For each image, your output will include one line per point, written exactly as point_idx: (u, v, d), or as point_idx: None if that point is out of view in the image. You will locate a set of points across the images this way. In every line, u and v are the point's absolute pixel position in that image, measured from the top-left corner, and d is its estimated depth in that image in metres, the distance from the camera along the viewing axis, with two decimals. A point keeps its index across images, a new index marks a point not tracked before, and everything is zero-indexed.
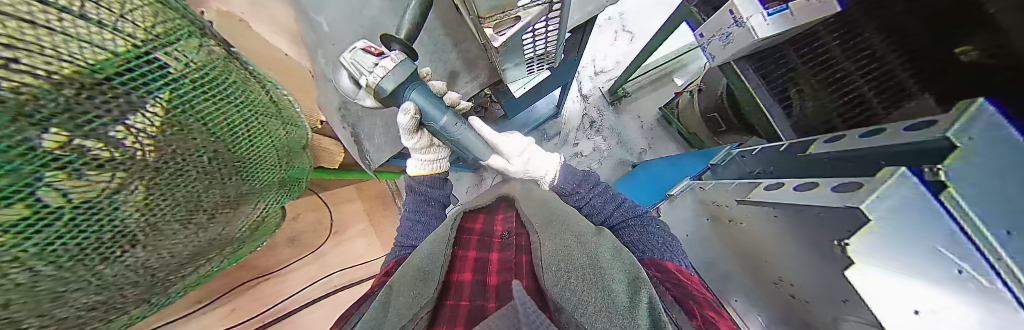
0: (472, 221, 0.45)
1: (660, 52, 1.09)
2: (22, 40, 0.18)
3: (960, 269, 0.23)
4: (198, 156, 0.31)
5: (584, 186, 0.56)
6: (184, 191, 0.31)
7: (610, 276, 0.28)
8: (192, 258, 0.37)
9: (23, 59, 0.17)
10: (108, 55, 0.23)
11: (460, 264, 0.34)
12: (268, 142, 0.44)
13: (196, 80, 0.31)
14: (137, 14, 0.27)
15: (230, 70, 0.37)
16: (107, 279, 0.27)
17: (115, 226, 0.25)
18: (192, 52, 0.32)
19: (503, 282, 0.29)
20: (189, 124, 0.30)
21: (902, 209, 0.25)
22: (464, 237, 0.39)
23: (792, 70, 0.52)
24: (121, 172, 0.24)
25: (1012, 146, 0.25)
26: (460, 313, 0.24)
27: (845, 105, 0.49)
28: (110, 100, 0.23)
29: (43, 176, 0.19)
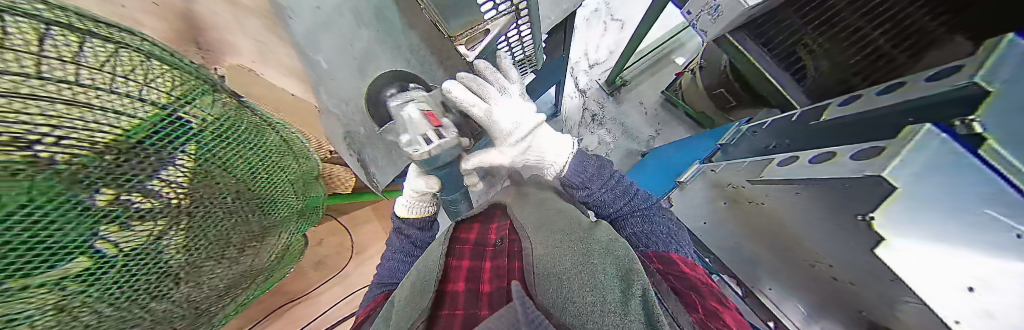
0: (464, 231, 0.44)
1: (654, 35, 1.10)
2: (66, 119, 0.21)
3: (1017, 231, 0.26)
4: (223, 197, 0.35)
5: (591, 178, 0.54)
6: (216, 230, 0.34)
7: (600, 271, 0.26)
8: (228, 289, 0.41)
9: (69, 135, 0.21)
10: (137, 121, 0.27)
11: (452, 273, 0.31)
12: (282, 177, 0.47)
13: (213, 131, 0.35)
14: (159, 82, 0.32)
15: (242, 118, 0.42)
16: (156, 314, 0.30)
17: (159, 267, 0.28)
18: (208, 107, 0.37)
19: (496, 288, 0.27)
20: (212, 170, 0.34)
21: (924, 173, 0.31)
22: (456, 247, 0.38)
23: (798, 35, 0.62)
24: (161, 221, 0.27)
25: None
26: (457, 321, 0.20)
27: (867, 59, 0.56)
28: (145, 159, 0.26)
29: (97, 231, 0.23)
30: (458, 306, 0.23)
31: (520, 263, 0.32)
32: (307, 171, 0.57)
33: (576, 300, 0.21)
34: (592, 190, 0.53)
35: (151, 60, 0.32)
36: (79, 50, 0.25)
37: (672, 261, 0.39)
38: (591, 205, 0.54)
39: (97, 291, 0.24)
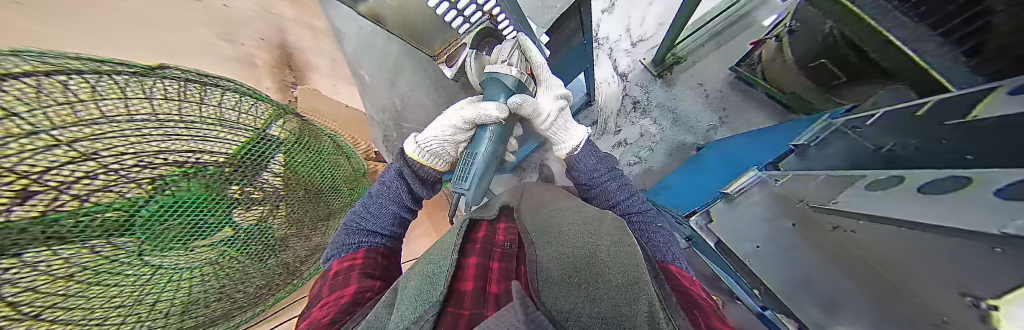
0: (475, 229, 0.42)
1: None
2: (191, 142, 0.35)
3: None
4: (300, 190, 0.50)
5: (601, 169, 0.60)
6: (296, 213, 0.50)
7: (609, 282, 0.23)
8: (309, 255, 0.59)
9: (191, 153, 0.35)
10: (244, 139, 0.42)
11: (461, 270, 0.30)
12: (338, 175, 0.62)
13: (287, 145, 0.49)
14: (261, 110, 0.47)
15: (306, 132, 0.55)
16: (263, 271, 0.47)
17: (261, 236, 0.44)
18: (289, 123, 0.52)
19: (503, 291, 0.25)
20: (293, 171, 0.49)
21: None
22: (466, 246, 0.36)
23: None
24: (258, 206, 0.43)
25: None
26: (461, 322, 0.20)
27: None
28: (250, 166, 0.41)
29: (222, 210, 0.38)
30: (464, 306, 0.22)
31: (526, 267, 0.32)
32: (358, 169, 0.71)
33: (574, 301, 0.21)
34: (598, 181, 0.58)
35: (249, 97, 0.45)
36: (205, 93, 0.39)
37: (682, 275, 0.35)
38: (595, 201, 0.58)
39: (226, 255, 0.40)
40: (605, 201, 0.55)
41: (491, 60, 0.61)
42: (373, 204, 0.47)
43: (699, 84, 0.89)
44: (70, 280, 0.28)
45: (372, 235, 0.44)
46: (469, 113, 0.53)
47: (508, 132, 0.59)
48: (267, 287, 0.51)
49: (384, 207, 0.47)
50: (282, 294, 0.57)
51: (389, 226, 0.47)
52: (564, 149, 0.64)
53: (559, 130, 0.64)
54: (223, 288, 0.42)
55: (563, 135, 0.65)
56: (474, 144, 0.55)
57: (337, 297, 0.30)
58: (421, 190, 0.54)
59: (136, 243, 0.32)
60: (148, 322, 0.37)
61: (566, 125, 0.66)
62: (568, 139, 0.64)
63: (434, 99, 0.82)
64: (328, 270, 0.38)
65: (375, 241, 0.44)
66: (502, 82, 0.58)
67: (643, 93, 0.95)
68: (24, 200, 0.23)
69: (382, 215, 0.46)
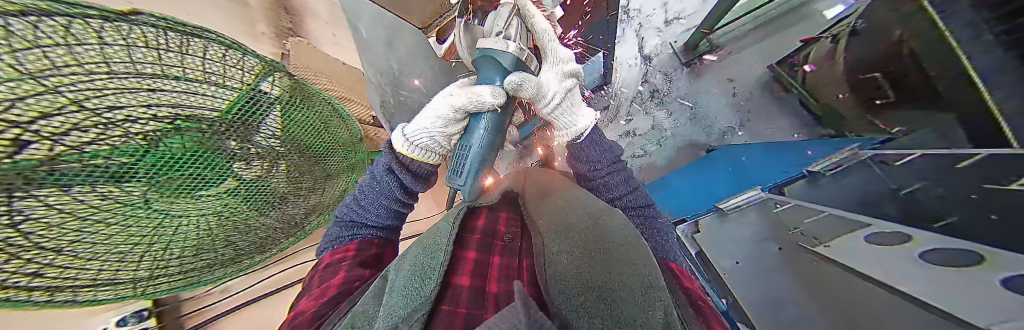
0: (475, 216, 0.44)
1: None
2: (180, 100, 0.34)
3: None
4: (299, 150, 0.51)
5: (605, 155, 0.59)
6: (297, 172, 0.52)
7: (615, 284, 0.24)
8: (309, 213, 0.62)
9: (185, 109, 0.35)
10: (238, 94, 0.41)
11: (459, 265, 0.31)
12: (332, 137, 0.60)
13: (279, 105, 0.47)
14: (251, 66, 0.45)
15: (295, 91, 0.53)
16: (262, 225, 0.50)
17: (265, 192, 0.46)
18: (282, 80, 0.50)
19: (503, 291, 0.26)
20: (292, 131, 0.49)
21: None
22: (466, 237, 0.37)
23: None
24: (261, 163, 0.44)
25: None
26: (458, 322, 0.21)
27: None
28: (247, 124, 0.41)
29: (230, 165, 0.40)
30: (461, 304, 0.23)
31: (527, 263, 0.33)
32: (352, 132, 0.69)
33: (586, 299, 0.21)
34: (600, 168, 0.57)
35: (234, 51, 0.42)
36: (190, 45, 0.36)
37: (689, 281, 0.34)
38: (597, 189, 0.57)
39: (227, 209, 0.42)
40: (608, 189, 0.55)
41: (486, 33, 0.56)
42: (361, 199, 0.48)
43: (729, 79, 0.80)
44: (85, 221, 0.30)
45: (366, 228, 0.47)
46: (462, 100, 0.51)
47: (506, 118, 0.57)
48: (269, 237, 0.55)
49: (377, 203, 0.47)
50: (285, 244, 0.63)
51: (382, 218, 0.48)
52: (569, 132, 0.60)
53: (564, 113, 0.60)
54: (229, 236, 0.46)
55: (570, 119, 0.61)
56: (468, 136, 0.54)
57: (321, 290, 0.32)
58: (414, 184, 0.50)
59: (143, 191, 0.33)
60: (166, 261, 0.41)
61: (572, 107, 0.62)
62: (572, 120, 0.61)
63: (432, 65, 0.77)
64: (322, 260, 0.41)
65: (368, 233, 0.46)
66: (496, 60, 0.53)
67: (665, 82, 0.87)
68: (22, 148, 0.23)
69: (373, 211, 0.47)
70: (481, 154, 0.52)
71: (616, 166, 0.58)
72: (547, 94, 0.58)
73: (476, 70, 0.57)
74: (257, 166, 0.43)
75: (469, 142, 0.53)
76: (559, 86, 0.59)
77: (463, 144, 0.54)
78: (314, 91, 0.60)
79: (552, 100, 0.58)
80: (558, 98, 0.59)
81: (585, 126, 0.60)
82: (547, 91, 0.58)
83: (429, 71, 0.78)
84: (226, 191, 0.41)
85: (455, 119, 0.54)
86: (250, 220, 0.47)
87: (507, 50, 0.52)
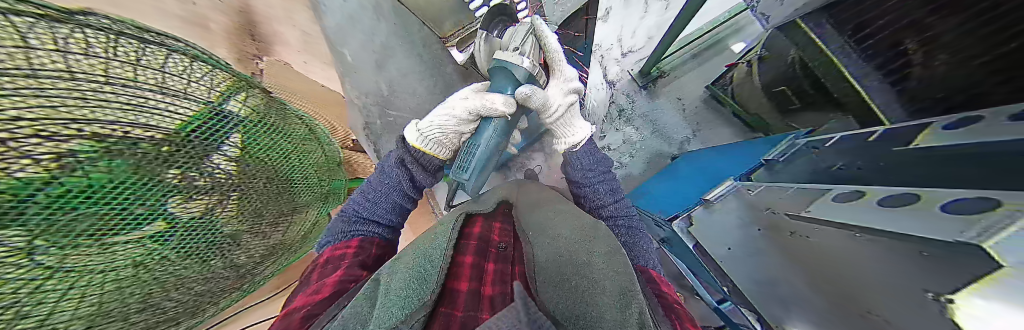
0: (471, 223, 0.40)
1: (703, 18, 0.94)
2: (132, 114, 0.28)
3: None
4: (264, 179, 0.42)
5: (595, 171, 0.62)
6: (257, 205, 0.42)
7: (599, 289, 0.24)
8: (266, 256, 0.50)
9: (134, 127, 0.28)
10: (196, 110, 0.35)
11: (457, 269, 0.28)
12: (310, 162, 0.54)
13: (255, 124, 0.42)
14: (217, 81, 0.40)
15: (272, 110, 0.48)
16: (199, 278, 0.38)
17: (211, 233, 0.36)
18: (251, 98, 0.44)
19: (498, 295, 0.24)
20: (258, 153, 0.41)
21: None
22: (461, 242, 0.34)
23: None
24: (212, 196, 0.35)
25: None
26: (455, 325, 0.18)
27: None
28: (204, 147, 0.34)
29: (169, 199, 0.31)
30: (458, 307, 0.21)
31: (521, 269, 0.31)
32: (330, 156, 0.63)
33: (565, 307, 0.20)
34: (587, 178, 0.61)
35: (197, 64, 0.37)
36: (141, 54, 0.31)
37: (659, 287, 0.34)
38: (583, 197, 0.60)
39: (169, 249, 0.33)
40: (597, 196, 0.58)
41: (504, 45, 0.58)
42: (365, 197, 0.49)
43: (678, 98, 0.96)
44: None
45: (367, 225, 0.46)
46: (477, 104, 0.51)
47: (513, 125, 0.58)
48: (208, 293, 0.43)
49: (385, 197, 0.49)
50: (224, 303, 0.49)
51: (388, 214, 0.49)
52: (565, 142, 0.64)
53: (563, 125, 0.64)
54: (146, 298, 0.34)
55: (567, 130, 0.65)
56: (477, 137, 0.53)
57: (316, 288, 0.28)
58: (424, 178, 0.55)
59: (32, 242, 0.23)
60: None
61: (570, 122, 0.65)
62: (573, 133, 0.65)
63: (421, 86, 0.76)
64: (322, 255, 0.39)
65: (371, 230, 0.45)
66: (510, 72, 0.56)
67: (628, 102, 1.00)
68: None
69: (382, 204, 0.48)
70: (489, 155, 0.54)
71: (604, 179, 0.61)
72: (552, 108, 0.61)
73: (489, 77, 0.59)
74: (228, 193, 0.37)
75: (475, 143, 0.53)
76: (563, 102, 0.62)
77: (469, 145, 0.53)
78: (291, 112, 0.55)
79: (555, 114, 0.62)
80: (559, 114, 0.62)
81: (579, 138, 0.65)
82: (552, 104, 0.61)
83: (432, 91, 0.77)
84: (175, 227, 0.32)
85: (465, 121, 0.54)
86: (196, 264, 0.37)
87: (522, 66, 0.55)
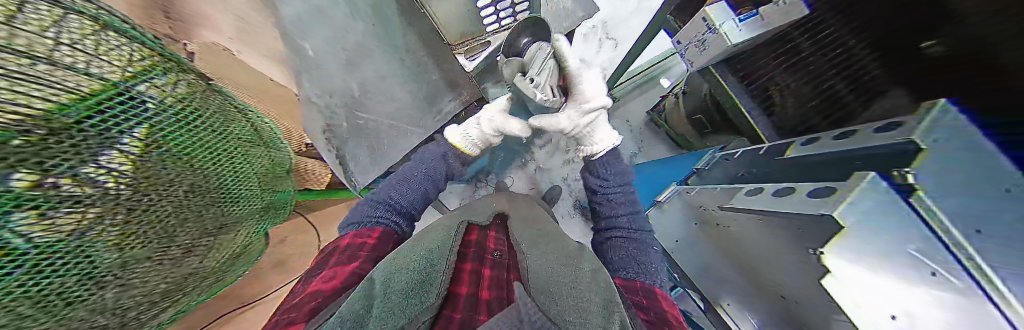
0: (469, 231, 0.40)
1: (643, 57, 1.16)
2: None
3: (932, 272, 0.21)
4: (177, 189, 0.33)
5: (616, 180, 0.57)
6: (165, 224, 0.32)
7: (586, 293, 0.25)
8: (166, 295, 0.37)
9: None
10: (85, 94, 0.26)
11: (458, 274, 0.29)
12: (249, 170, 0.45)
13: (180, 119, 0.34)
14: (124, 57, 0.30)
15: (210, 102, 0.40)
16: None
17: (84, 267, 0.26)
18: (173, 86, 0.35)
19: (495, 299, 0.25)
20: (171, 154, 0.32)
21: (875, 215, 0.25)
22: (462, 250, 0.34)
23: (800, 53, 0.50)
24: (88, 211, 0.25)
25: (975, 153, 0.23)
26: (455, 326, 0.19)
27: (820, 97, 0.49)
28: (83, 142, 0.25)
29: (11, 218, 0.21)
30: (457, 308, 0.22)
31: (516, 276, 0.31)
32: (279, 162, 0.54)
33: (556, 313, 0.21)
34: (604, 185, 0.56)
35: (103, 34, 0.29)
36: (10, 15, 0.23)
37: (647, 304, 0.29)
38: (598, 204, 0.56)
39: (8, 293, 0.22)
40: (609, 205, 0.53)
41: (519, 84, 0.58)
42: (395, 185, 0.48)
43: (627, 120, 1.14)
44: None
45: (388, 211, 0.43)
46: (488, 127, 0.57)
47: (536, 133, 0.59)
48: None
49: (413, 189, 0.49)
50: None
51: (413, 203, 0.48)
52: (586, 152, 0.62)
53: (581, 138, 0.60)
54: None
55: (589, 141, 0.61)
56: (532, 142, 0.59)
57: (333, 273, 0.27)
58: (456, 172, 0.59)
59: None
60: None
61: (591, 134, 0.59)
62: (592, 145, 0.60)
63: None
64: (341, 239, 0.35)
65: (391, 219, 0.42)
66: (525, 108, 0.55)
67: None
68: None
69: (410, 192, 0.48)
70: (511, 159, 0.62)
71: (622, 189, 0.56)
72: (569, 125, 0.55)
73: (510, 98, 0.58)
74: (131, 207, 0.28)
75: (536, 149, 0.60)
76: (579, 117, 0.54)
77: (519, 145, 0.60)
78: (229, 103, 0.45)
79: (579, 129, 0.56)
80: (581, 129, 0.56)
81: (598, 151, 0.60)
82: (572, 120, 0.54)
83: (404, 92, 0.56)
84: (47, 250, 0.23)
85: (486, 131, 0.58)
86: (63, 307, 0.26)
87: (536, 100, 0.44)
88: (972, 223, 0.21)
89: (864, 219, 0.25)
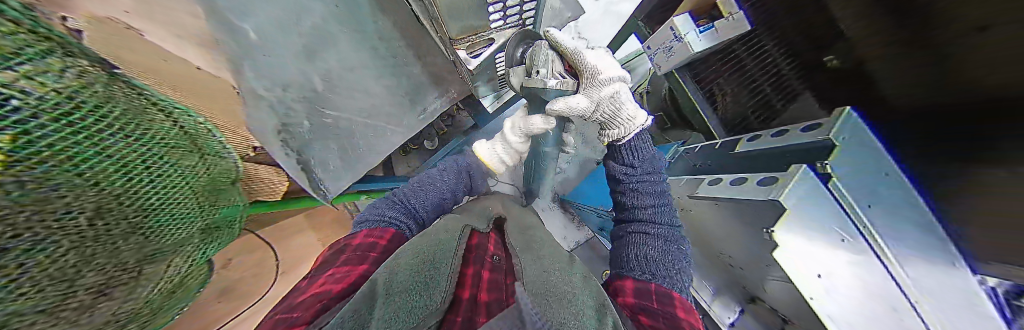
0: (473, 236, 0.37)
1: None
2: None
3: (842, 239, 0.32)
4: (60, 213, 0.23)
5: (646, 164, 0.38)
6: (42, 265, 0.23)
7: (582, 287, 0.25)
8: None
9: None
10: None
11: (463, 277, 0.26)
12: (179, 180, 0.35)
13: (94, 128, 0.26)
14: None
15: (113, 93, 0.28)
16: None
17: None
18: (55, 74, 0.23)
19: (496, 300, 0.22)
20: (52, 169, 0.23)
21: (815, 201, 0.32)
22: (468, 254, 0.32)
23: (740, 60, 0.60)
24: None
25: (866, 150, 0.34)
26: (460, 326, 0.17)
27: (755, 97, 0.61)
28: None
29: None
30: (459, 312, 0.19)
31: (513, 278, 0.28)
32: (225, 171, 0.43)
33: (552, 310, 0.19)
34: (635, 170, 0.37)
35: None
36: None
37: (651, 307, 0.23)
38: (621, 194, 0.38)
39: None
40: (633, 195, 0.36)
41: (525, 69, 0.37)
42: (420, 185, 0.46)
43: None
44: None
45: (401, 216, 0.40)
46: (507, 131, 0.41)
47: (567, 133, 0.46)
48: None
49: (433, 195, 0.45)
50: None
51: (431, 210, 0.45)
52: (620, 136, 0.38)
53: (608, 120, 0.38)
54: None
55: (620, 122, 0.37)
56: (545, 142, 0.47)
57: (341, 275, 0.25)
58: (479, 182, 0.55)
59: None
60: None
61: (620, 112, 0.37)
62: (619, 128, 0.37)
63: None
64: (353, 235, 0.34)
65: (403, 223, 0.39)
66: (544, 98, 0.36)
67: None
68: None
69: (432, 197, 0.45)
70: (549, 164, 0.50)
71: (654, 177, 0.37)
72: (587, 107, 0.35)
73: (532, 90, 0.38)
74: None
75: (547, 146, 0.48)
76: (594, 93, 0.35)
77: (538, 148, 0.48)
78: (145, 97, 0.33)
79: (598, 113, 0.37)
80: (599, 114, 0.37)
81: (627, 133, 0.37)
82: (588, 101, 0.35)
83: (379, 86, 0.43)
84: None
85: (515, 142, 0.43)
86: None
87: (547, 89, 0.33)
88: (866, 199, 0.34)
89: (803, 208, 0.32)
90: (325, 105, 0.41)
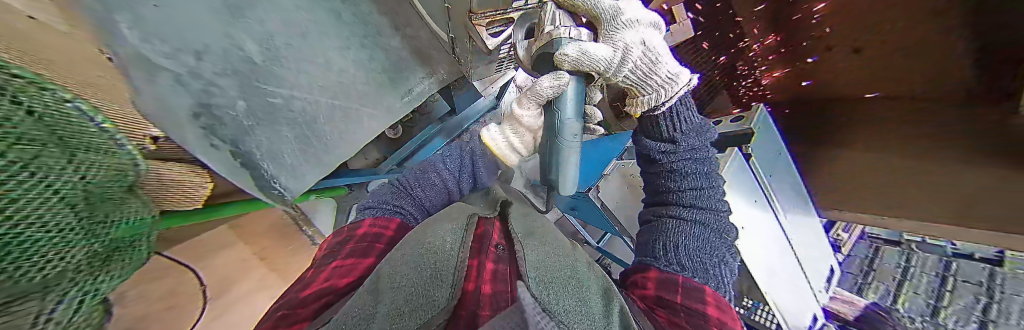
0: (481, 227, 0.35)
1: None
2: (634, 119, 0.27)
3: (756, 201, 0.45)
4: None
5: (693, 138, 0.39)
6: None
7: (584, 272, 0.28)
8: None
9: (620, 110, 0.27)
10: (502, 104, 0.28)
11: (471, 271, 0.26)
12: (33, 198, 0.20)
13: None
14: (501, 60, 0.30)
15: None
16: None
17: None
18: None
19: (500, 292, 0.22)
20: None
21: (740, 173, 0.43)
22: (475, 245, 0.31)
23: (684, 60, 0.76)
24: None
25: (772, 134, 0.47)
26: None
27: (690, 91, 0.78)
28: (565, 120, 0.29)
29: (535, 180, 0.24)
30: (465, 304, 0.20)
31: (512, 267, 0.27)
32: (118, 172, 0.28)
33: (561, 301, 0.20)
34: (675, 148, 0.39)
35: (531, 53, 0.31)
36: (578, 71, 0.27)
37: (678, 304, 0.28)
38: (664, 176, 0.40)
39: None
40: (672, 176, 0.39)
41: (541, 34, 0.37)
42: (421, 173, 0.45)
43: None
44: None
45: (401, 206, 0.40)
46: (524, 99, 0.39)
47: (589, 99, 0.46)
48: None
49: (433, 189, 0.44)
50: None
51: (435, 199, 0.44)
52: (653, 100, 0.39)
53: (646, 71, 0.39)
54: None
55: (653, 78, 0.39)
56: (562, 109, 0.37)
57: (346, 268, 0.28)
58: (484, 178, 0.50)
59: None
60: None
61: (651, 62, 0.38)
62: (655, 93, 0.39)
63: None
64: (357, 224, 0.35)
65: (401, 213, 0.39)
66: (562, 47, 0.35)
67: None
68: None
69: (433, 188, 0.44)
70: (572, 155, 0.39)
71: (698, 154, 0.39)
72: (610, 57, 0.37)
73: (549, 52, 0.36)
74: None
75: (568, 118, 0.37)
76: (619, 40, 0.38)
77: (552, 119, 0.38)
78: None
79: (627, 67, 0.39)
80: (629, 67, 0.39)
81: (669, 98, 0.39)
82: (612, 52, 0.38)
83: (348, 63, 0.29)
84: None
85: (527, 120, 0.42)
86: None
87: (559, 35, 0.35)
88: (769, 171, 0.48)
89: (732, 179, 0.43)
90: (263, 80, 0.21)
